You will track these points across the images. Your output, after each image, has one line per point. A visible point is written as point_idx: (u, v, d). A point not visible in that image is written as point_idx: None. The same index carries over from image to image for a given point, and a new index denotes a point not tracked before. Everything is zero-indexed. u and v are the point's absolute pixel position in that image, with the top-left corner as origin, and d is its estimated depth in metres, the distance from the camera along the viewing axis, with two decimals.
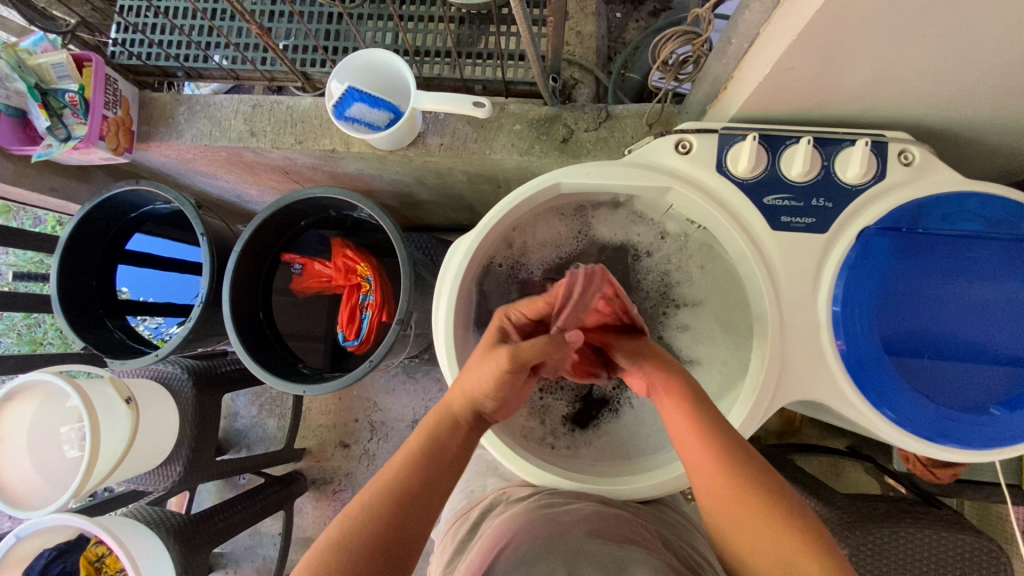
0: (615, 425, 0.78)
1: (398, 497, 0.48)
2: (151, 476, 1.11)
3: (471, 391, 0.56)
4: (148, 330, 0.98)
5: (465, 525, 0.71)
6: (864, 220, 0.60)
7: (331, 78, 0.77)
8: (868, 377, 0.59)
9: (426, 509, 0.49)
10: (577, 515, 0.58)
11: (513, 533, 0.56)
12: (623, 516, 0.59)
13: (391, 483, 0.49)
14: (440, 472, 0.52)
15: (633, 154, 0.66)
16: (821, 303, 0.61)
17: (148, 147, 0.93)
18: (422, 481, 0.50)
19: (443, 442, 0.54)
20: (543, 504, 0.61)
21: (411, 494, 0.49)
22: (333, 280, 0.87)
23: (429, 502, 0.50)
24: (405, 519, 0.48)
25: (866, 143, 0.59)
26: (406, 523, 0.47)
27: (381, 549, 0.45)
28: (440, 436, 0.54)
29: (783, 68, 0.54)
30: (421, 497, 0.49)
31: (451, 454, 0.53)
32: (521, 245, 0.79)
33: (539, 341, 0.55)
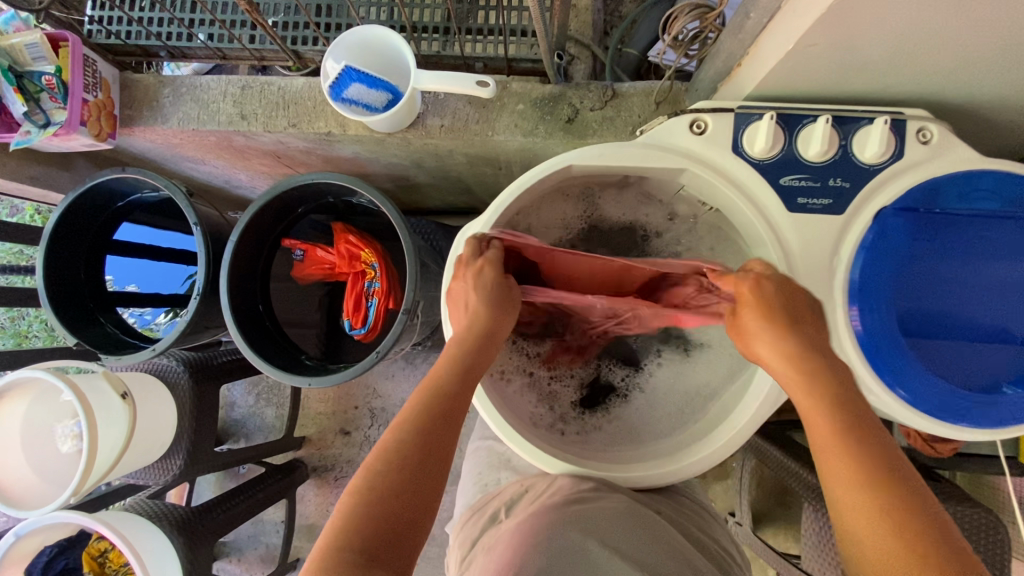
0: (623, 410, 0.77)
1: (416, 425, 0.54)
2: (150, 471, 1.09)
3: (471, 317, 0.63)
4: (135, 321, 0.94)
5: (481, 521, 0.70)
6: (881, 201, 0.59)
7: (327, 57, 0.74)
8: (883, 358, 0.59)
9: (437, 455, 0.53)
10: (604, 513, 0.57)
11: (539, 531, 0.56)
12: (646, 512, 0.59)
13: (401, 425, 0.53)
14: (446, 419, 0.55)
15: (647, 136, 0.64)
16: (837, 286, 0.60)
17: (132, 132, 0.89)
18: (425, 430, 0.53)
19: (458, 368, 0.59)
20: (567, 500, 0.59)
21: (420, 447, 0.52)
22: (337, 266, 0.84)
23: (437, 444, 0.53)
24: (426, 440, 0.53)
25: (886, 121, 0.57)
26: (426, 442, 0.53)
27: (405, 474, 0.50)
28: (442, 387, 0.57)
29: (806, 45, 0.52)
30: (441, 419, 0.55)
31: (454, 397, 0.57)
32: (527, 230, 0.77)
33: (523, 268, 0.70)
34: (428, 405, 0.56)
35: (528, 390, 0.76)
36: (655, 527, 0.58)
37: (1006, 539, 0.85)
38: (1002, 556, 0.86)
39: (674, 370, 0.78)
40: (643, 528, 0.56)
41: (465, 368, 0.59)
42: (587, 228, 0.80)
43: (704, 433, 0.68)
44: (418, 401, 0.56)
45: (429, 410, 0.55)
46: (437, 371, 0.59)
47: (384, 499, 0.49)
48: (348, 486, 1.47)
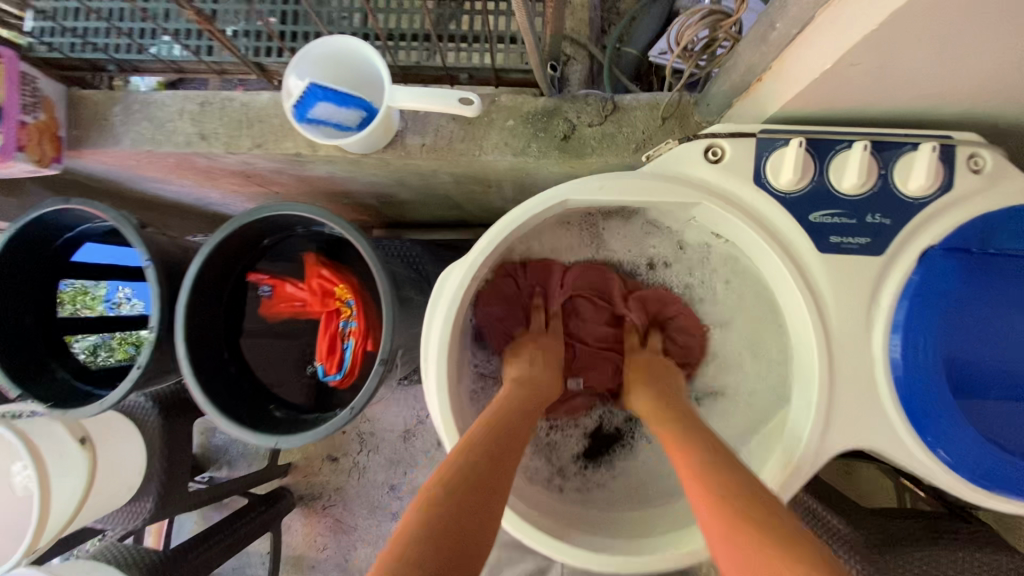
0: (628, 463, 0.72)
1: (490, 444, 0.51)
2: (118, 514, 1.01)
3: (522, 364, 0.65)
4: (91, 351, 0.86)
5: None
6: (927, 240, 0.51)
7: (288, 73, 0.65)
8: (927, 419, 0.51)
9: (506, 478, 0.49)
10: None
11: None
12: None
13: (472, 443, 0.50)
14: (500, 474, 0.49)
15: (655, 164, 0.55)
16: (877, 338, 0.52)
17: (80, 154, 0.80)
18: (482, 479, 0.47)
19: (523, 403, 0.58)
20: None
21: (474, 492, 0.46)
22: (308, 304, 0.76)
23: (491, 496, 0.46)
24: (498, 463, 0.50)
25: (934, 148, 0.49)
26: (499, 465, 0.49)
27: (482, 488, 0.46)
28: (497, 439, 0.52)
29: (846, 64, 0.44)
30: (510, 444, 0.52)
31: (520, 427, 0.55)
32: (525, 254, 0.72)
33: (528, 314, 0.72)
34: (493, 427, 0.53)
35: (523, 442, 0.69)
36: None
37: None
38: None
39: None
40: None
41: (526, 404, 0.58)
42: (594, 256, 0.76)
43: None
44: (483, 423, 0.54)
45: (486, 457, 0.49)
46: (501, 402, 0.58)
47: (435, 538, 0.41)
48: (337, 515, 1.40)
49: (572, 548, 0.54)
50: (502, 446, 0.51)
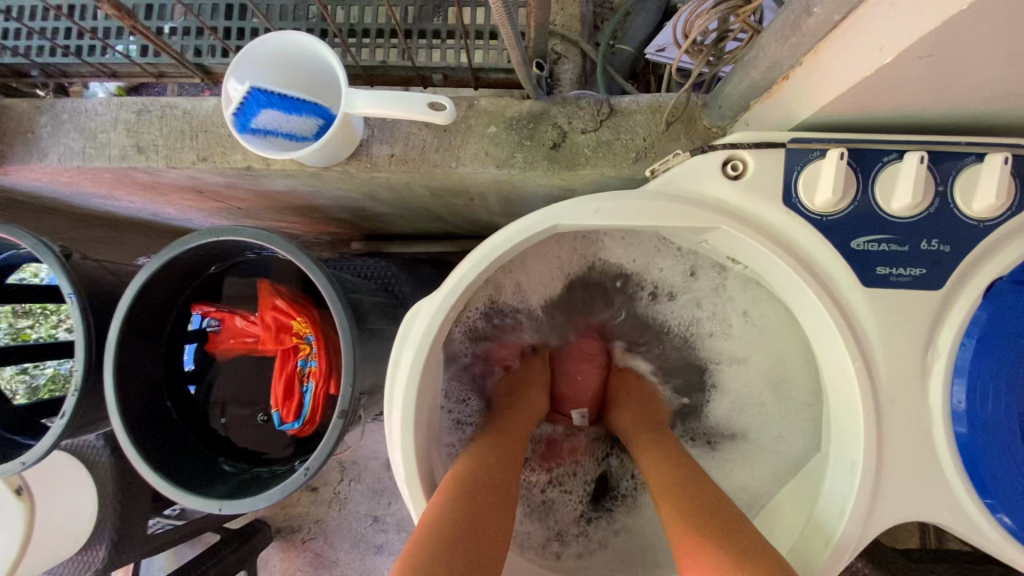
0: (636, 519, 0.62)
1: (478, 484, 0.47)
2: (68, 564, 0.91)
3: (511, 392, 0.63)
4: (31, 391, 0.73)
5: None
6: (995, 271, 0.42)
7: (227, 77, 0.56)
8: (996, 488, 0.42)
9: (498, 522, 0.46)
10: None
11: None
12: None
13: (461, 483, 0.47)
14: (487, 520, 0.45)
15: (662, 180, 0.46)
16: (936, 389, 0.43)
17: (3, 170, 0.71)
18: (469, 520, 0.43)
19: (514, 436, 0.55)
20: None
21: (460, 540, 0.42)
22: (262, 340, 0.64)
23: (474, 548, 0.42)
24: (489, 504, 0.46)
25: (1006, 160, 0.40)
26: (491, 507, 0.46)
27: (472, 532, 0.43)
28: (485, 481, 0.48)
29: (911, 58, 0.35)
30: (503, 483, 0.49)
31: (510, 462, 0.52)
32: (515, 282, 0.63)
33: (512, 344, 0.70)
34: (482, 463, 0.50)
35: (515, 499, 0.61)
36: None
37: None
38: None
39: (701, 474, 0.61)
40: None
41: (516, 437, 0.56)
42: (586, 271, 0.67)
43: None
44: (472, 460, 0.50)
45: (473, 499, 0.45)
46: (489, 435, 0.54)
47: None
48: (318, 549, 1.30)
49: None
50: (488, 484, 0.48)
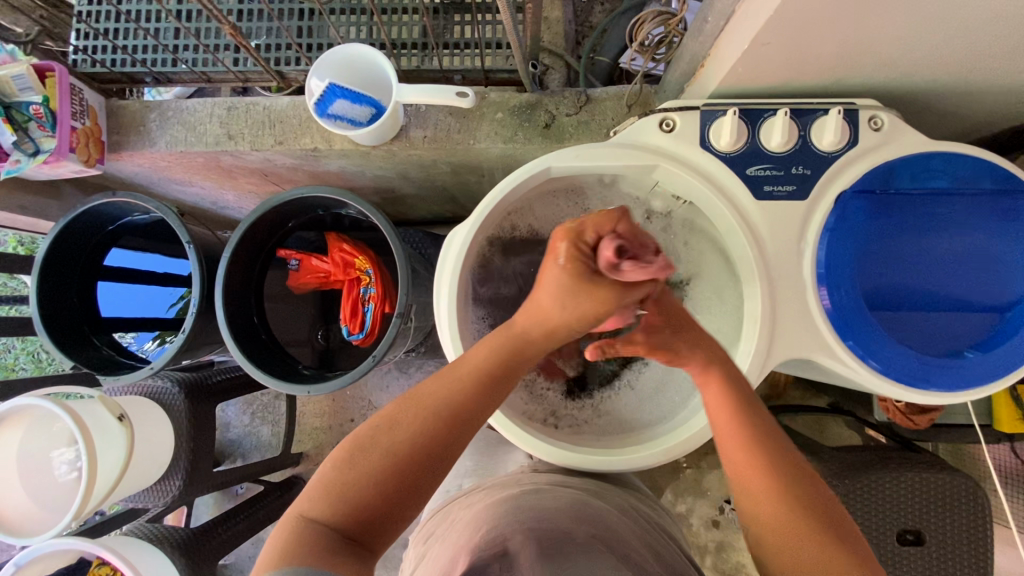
0: (614, 403, 0.82)
1: (429, 425, 0.54)
2: (150, 493, 1.09)
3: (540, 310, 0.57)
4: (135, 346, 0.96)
5: (437, 520, 0.70)
6: (840, 185, 0.63)
7: (310, 76, 0.77)
8: (852, 330, 0.63)
9: (438, 456, 0.54)
10: (554, 501, 0.62)
11: (494, 518, 0.58)
12: (600, 505, 0.63)
13: (406, 416, 0.54)
14: (463, 423, 0.56)
15: (620, 135, 0.67)
16: (807, 267, 0.64)
17: (120, 156, 0.90)
18: (446, 424, 0.55)
19: (496, 371, 0.58)
20: (527, 490, 0.64)
21: (431, 441, 0.54)
22: (331, 275, 0.88)
23: (447, 442, 0.55)
24: (436, 440, 0.54)
25: (838, 111, 0.62)
26: (436, 444, 0.54)
27: (407, 464, 0.53)
28: (472, 393, 0.56)
29: (759, 44, 0.57)
30: (456, 423, 0.55)
31: (476, 405, 0.57)
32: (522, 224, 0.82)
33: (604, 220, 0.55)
34: (444, 400, 0.56)
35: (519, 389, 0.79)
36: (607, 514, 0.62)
37: (985, 502, 0.89)
38: (983, 518, 0.89)
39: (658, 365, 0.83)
40: (589, 511, 0.61)
41: (495, 378, 0.58)
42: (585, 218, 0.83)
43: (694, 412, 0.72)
44: (437, 395, 0.56)
45: (451, 407, 0.55)
46: (464, 368, 0.58)
47: (394, 458, 0.52)
48: None
49: (566, 452, 0.70)
50: (486, 387, 0.57)
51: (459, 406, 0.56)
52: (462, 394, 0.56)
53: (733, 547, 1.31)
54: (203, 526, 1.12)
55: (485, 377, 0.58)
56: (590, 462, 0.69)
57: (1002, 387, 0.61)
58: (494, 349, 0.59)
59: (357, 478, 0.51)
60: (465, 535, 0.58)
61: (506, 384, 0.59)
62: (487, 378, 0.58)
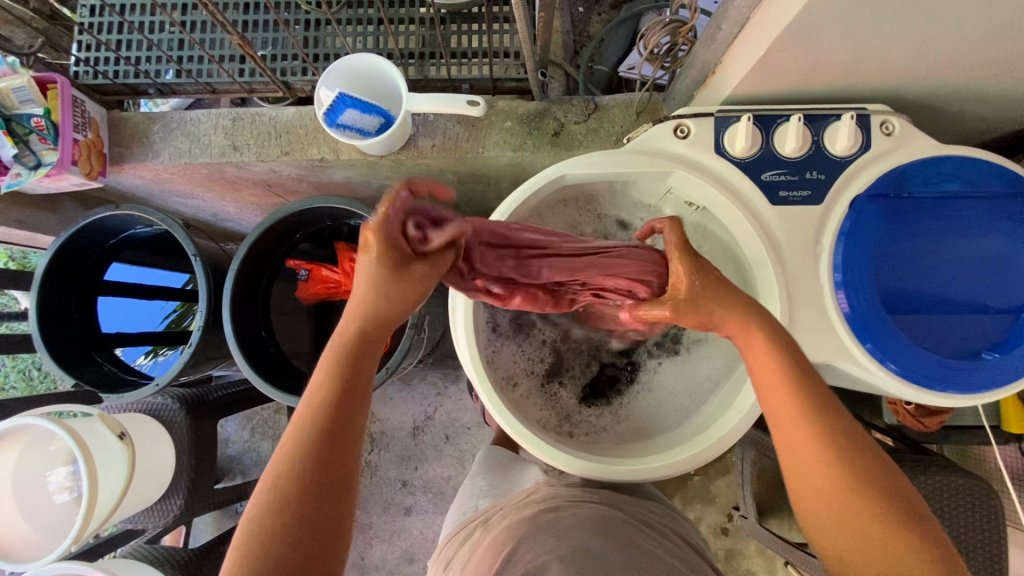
0: (626, 410, 0.82)
1: (308, 464, 0.43)
2: (150, 513, 1.06)
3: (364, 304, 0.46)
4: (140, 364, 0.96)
5: (456, 543, 0.69)
6: (855, 190, 0.64)
7: (319, 86, 0.76)
8: (871, 333, 0.63)
9: (331, 482, 0.43)
10: (577, 517, 0.61)
11: (519, 539, 0.57)
12: (623, 519, 0.63)
13: (280, 467, 0.43)
14: (338, 426, 0.44)
15: (635, 142, 0.68)
16: (823, 270, 0.64)
17: (121, 169, 0.89)
18: (320, 448, 0.43)
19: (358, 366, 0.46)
20: (549, 508, 0.63)
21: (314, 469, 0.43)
22: (342, 284, 0.89)
23: (330, 461, 0.43)
24: (322, 469, 0.43)
25: (851, 117, 0.63)
26: (323, 472, 0.43)
27: (297, 516, 0.42)
28: (331, 398, 0.45)
29: (775, 51, 0.58)
30: (332, 440, 0.44)
31: (347, 408, 0.45)
32: None
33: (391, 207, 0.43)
34: (308, 429, 0.44)
35: (533, 394, 0.79)
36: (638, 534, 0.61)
37: (997, 503, 0.90)
38: (995, 516, 0.89)
39: (673, 368, 0.82)
40: (615, 527, 0.60)
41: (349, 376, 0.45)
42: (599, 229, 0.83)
43: (710, 419, 0.72)
44: (303, 425, 0.44)
45: (315, 424, 0.44)
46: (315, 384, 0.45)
47: (280, 520, 0.41)
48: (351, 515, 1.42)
49: (578, 461, 0.68)
50: (348, 386, 0.45)
51: (327, 420, 0.44)
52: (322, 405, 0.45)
53: (743, 554, 1.30)
54: (204, 547, 1.09)
55: (339, 375, 0.45)
56: (611, 471, 0.68)
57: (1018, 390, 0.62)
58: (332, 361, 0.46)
59: (255, 552, 0.40)
60: (491, 556, 0.57)
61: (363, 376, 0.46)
62: (340, 380, 0.45)
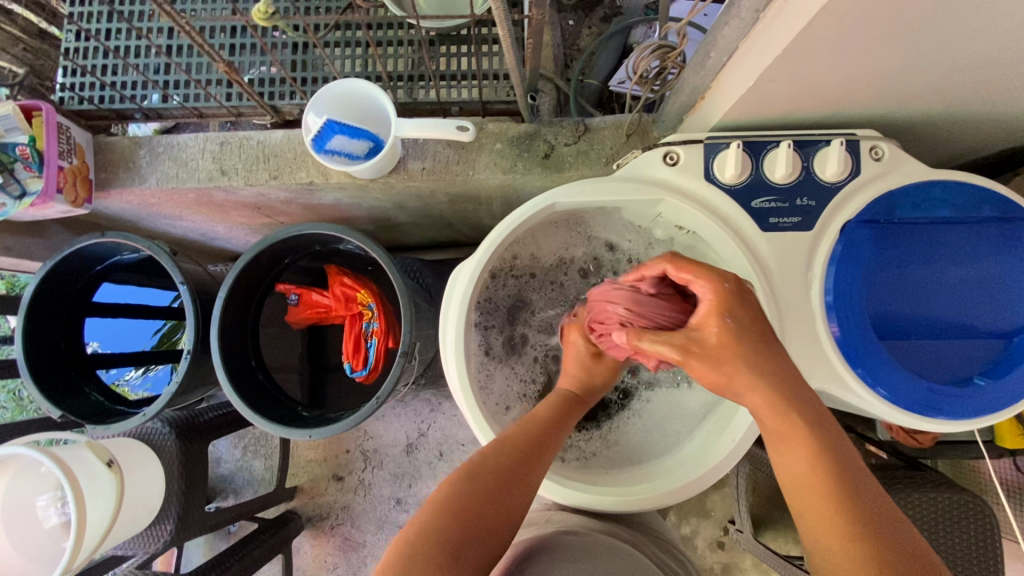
0: (619, 434, 0.81)
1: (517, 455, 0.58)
2: (139, 539, 1.04)
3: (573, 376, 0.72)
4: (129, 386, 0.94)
5: None
6: (844, 215, 0.64)
7: (307, 111, 0.76)
8: (863, 359, 0.62)
9: (525, 483, 0.56)
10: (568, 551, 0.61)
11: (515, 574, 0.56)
12: (618, 552, 0.62)
13: (498, 446, 0.58)
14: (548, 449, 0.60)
15: (625, 169, 0.68)
16: (814, 297, 0.64)
17: (107, 194, 0.88)
18: (525, 451, 0.58)
19: (564, 412, 0.66)
20: (537, 539, 0.64)
21: (523, 461, 0.57)
22: (333, 309, 0.88)
23: (533, 466, 0.58)
24: (527, 469, 0.57)
25: (840, 143, 0.63)
26: (526, 472, 0.57)
27: (503, 484, 0.54)
28: (551, 419, 0.64)
29: (764, 81, 0.58)
30: (538, 454, 0.59)
31: (550, 440, 0.61)
32: (526, 256, 0.82)
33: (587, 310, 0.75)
34: (522, 435, 0.60)
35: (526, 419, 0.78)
36: (632, 565, 0.61)
37: (993, 518, 0.89)
38: (989, 533, 0.88)
39: (663, 397, 0.83)
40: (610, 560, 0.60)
41: (557, 421, 0.64)
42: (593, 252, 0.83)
43: (704, 446, 0.71)
44: (516, 430, 0.61)
45: (539, 429, 0.62)
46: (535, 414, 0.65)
47: (489, 479, 0.54)
48: (346, 534, 1.40)
49: (566, 489, 0.68)
50: (554, 426, 0.63)
51: (537, 436, 0.61)
52: (542, 426, 0.62)
53: (740, 568, 1.30)
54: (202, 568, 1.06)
55: (564, 407, 0.67)
56: (606, 502, 0.68)
57: (1011, 415, 0.62)
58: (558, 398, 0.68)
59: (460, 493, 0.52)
60: None
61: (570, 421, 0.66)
62: (563, 409, 0.66)
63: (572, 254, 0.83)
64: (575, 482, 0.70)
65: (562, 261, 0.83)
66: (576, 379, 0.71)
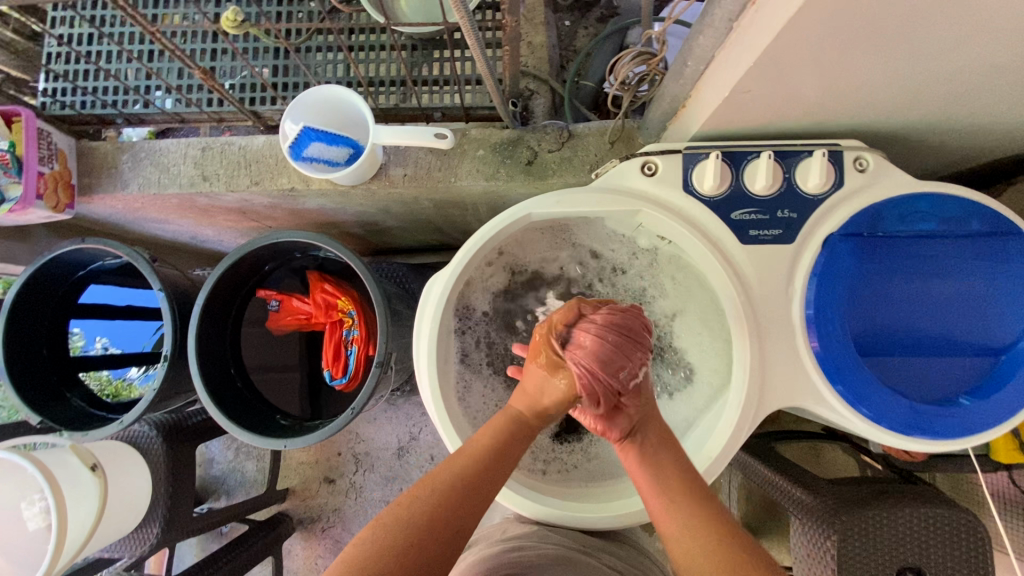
0: (602, 447, 0.79)
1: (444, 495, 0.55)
2: (126, 542, 1.03)
3: (530, 398, 0.64)
4: (136, 380, 0.96)
5: None
6: (828, 227, 0.62)
7: (284, 119, 0.75)
8: (844, 376, 0.60)
9: (453, 529, 0.53)
10: (537, 557, 0.61)
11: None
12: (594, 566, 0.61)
13: (423, 488, 0.55)
14: (483, 493, 0.56)
15: (603, 179, 0.67)
16: (795, 311, 0.62)
17: (90, 199, 0.87)
18: (457, 492, 0.55)
19: (508, 442, 0.61)
20: (508, 548, 0.64)
21: (450, 509, 0.54)
22: (313, 317, 0.87)
23: (465, 508, 0.55)
24: (455, 513, 0.54)
25: (823, 153, 0.61)
26: (455, 515, 0.54)
27: (428, 536, 0.52)
28: (492, 448, 0.60)
29: (740, 91, 0.57)
30: (471, 493, 0.56)
31: (487, 476, 0.57)
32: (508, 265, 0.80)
33: (570, 313, 0.65)
34: (452, 472, 0.57)
35: None
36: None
37: (987, 539, 0.78)
38: (984, 564, 0.77)
39: None
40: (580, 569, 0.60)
41: (497, 453, 0.59)
42: (577, 262, 0.81)
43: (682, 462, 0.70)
44: (447, 466, 0.58)
45: (473, 463, 0.58)
46: (472, 444, 0.60)
47: (410, 530, 0.52)
48: (337, 536, 1.40)
49: (539, 504, 0.67)
50: (494, 458, 0.59)
51: (468, 471, 0.57)
52: (474, 469, 0.57)
53: None
54: (195, 566, 1.06)
55: (501, 430, 0.61)
56: (583, 517, 0.67)
57: (998, 436, 0.59)
58: (500, 421, 0.62)
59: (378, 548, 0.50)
60: None
61: (511, 457, 0.60)
62: (501, 432, 0.61)
63: (554, 263, 0.82)
64: (550, 498, 0.68)
65: (546, 269, 0.81)
66: (531, 400, 0.63)
